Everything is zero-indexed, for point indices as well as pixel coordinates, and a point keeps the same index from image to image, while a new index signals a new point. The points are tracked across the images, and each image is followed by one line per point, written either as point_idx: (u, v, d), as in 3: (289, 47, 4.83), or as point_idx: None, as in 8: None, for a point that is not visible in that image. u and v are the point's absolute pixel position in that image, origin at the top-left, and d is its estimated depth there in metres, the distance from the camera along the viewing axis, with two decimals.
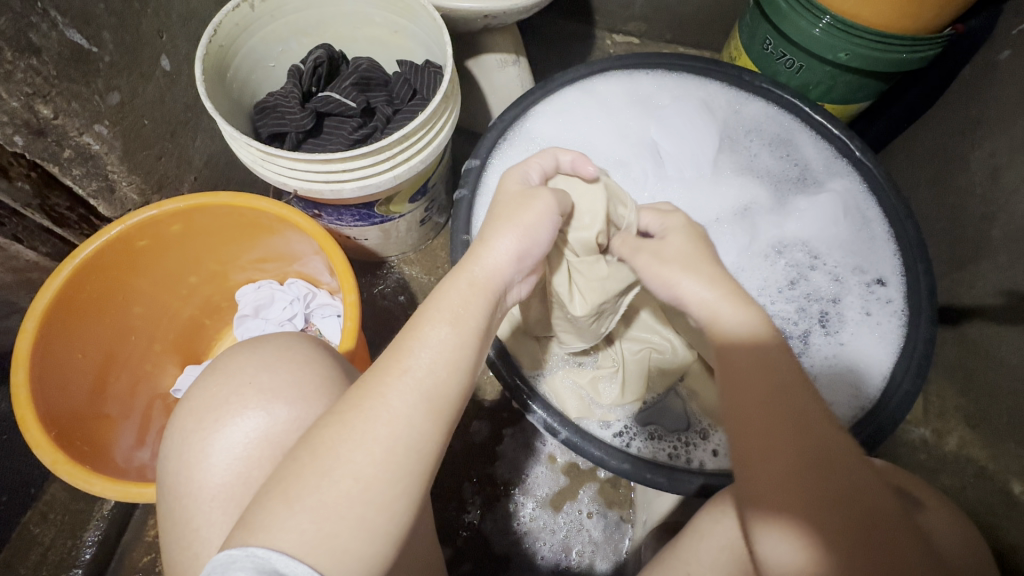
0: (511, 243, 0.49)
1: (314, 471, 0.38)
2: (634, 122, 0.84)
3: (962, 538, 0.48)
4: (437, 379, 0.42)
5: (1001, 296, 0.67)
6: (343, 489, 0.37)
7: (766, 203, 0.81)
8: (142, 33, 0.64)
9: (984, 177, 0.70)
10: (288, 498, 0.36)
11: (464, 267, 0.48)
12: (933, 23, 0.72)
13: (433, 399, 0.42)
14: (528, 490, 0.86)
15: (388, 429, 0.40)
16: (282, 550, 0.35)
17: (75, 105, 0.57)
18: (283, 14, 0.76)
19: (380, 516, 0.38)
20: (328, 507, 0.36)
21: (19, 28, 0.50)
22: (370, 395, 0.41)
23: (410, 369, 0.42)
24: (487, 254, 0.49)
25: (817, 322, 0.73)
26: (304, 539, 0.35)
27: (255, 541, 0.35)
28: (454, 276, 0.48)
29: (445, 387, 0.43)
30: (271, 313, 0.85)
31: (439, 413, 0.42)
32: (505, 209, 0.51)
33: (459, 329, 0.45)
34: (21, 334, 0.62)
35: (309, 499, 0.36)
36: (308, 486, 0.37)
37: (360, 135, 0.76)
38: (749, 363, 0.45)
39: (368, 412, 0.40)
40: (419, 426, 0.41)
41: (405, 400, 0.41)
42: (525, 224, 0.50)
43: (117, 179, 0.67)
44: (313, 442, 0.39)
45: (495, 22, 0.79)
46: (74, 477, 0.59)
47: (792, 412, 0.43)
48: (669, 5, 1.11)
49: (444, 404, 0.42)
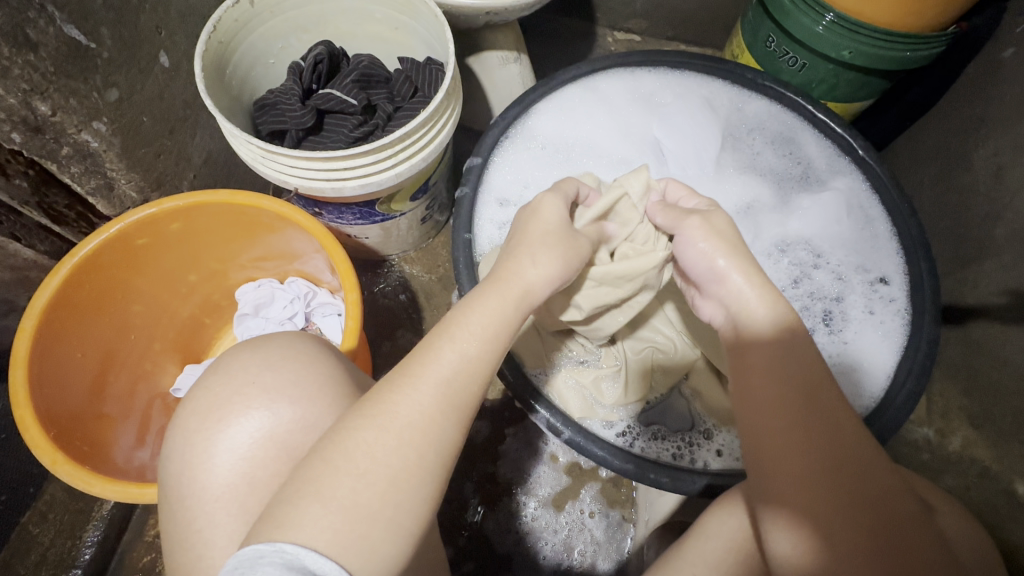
0: (552, 272, 0.48)
1: (346, 474, 0.37)
2: (637, 120, 0.83)
3: (966, 538, 0.47)
4: (457, 384, 0.42)
5: (1005, 296, 0.67)
6: (376, 489, 0.37)
7: (769, 201, 0.80)
8: (140, 29, 0.63)
9: (988, 176, 0.70)
10: (321, 496, 0.36)
11: (493, 272, 0.47)
12: (921, 22, 0.71)
13: (457, 406, 0.41)
14: (531, 490, 0.86)
15: (419, 435, 0.39)
16: (310, 547, 0.34)
17: (73, 101, 0.56)
18: (282, 10, 0.76)
19: (404, 517, 0.38)
20: (360, 507, 0.36)
21: (16, 24, 0.50)
22: (398, 397, 0.40)
23: (436, 371, 0.42)
24: (521, 268, 0.47)
25: (820, 320, 0.73)
26: (336, 537, 0.35)
27: (285, 537, 0.34)
28: (488, 281, 0.46)
29: (468, 393, 0.42)
30: (271, 312, 0.85)
31: (461, 417, 0.42)
32: (556, 238, 0.49)
33: (485, 341, 0.44)
34: (19, 333, 0.61)
35: (341, 497, 0.36)
36: (339, 483, 0.37)
37: (361, 132, 0.76)
38: (769, 365, 0.45)
39: (397, 416, 0.39)
40: (444, 433, 0.40)
41: (435, 405, 0.41)
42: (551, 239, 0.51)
43: (115, 177, 0.66)
44: (339, 443, 0.38)
45: (496, 19, 0.78)
46: (73, 478, 0.58)
47: (825, 419, 0.42)
48: (670, 2, 1.10)
49: (466, 409, 0.42)
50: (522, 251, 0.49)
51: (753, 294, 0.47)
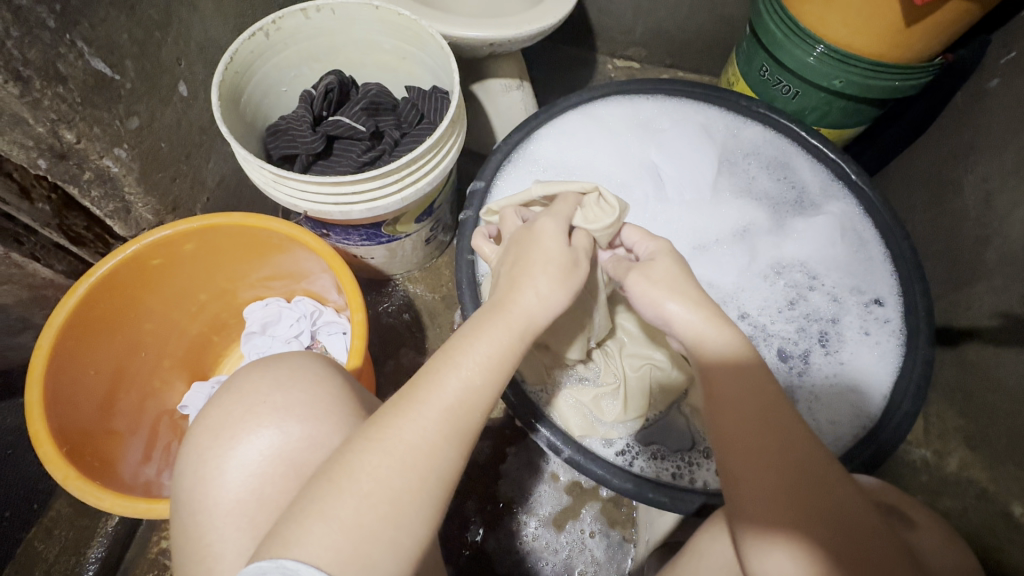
0: (552, 296, 0.49)
1: (350, 495, 0.38)
2: (636, 146, 0.86)
3: (955, 555, 0.49)
4: (461, 409, 0.43)
5: (997, 318, 0.68)
6: (378, 511, 0.38)
7: (765, 225, 0.82)
8: (161, 62, 0.66)
9: (978, 202, 0.72)
10: (324, 514, 0.37)
11: (504, 312, 0.47)
12: (906, 55, 0.75)
13: (458, 427, 0.43)
14: (531, 509, 0.87)
15: (421, 459, 0.41)
16: (311, 563, 0.36)
17: (97, 129, 0.59)
18: (295, 41, 0.79)
19: (406, 538, 0.39)
20: (360, 523, 0.38)
21: (48, 59, 0.53)
22: (404, 422, 0.41)
23: (438, 393, 0.43)
24: (521, 295, 0.48)
25: (817, 341, 0.75)
26: (341, 555, 0.36)
27: (286, 553, 0.36)
28: (493, 320, 0.47)
29: (471, 421, 0.43)
30: (278, 330, 0.87)
31: (465, 444, 0.43)
32: (552, 261, 0.50)
33: (487, 364, 0.45)
34: (36, 350, 0.63)
35: (345, 516, 0.38)
36: (344, 503, 0.38)
37: (368, 157, 0.78)
38: (738, 387, 0.46)
39: (402, 441, 0.41)
40: (446, 458, 0.42)
41: (438, 429, 0.42)
42: (560, 274, 0.50)
43: (133, 200, 0.69)
44: (346, 464, 0.40)
45: (499, 49, 0.82)
46: (84, 493, 0.60)
47: (801, 440, 0.43)
48: (667, 31, 1.14)
49: (469, 437, 0.43)
50: (521, 274, 0.49)
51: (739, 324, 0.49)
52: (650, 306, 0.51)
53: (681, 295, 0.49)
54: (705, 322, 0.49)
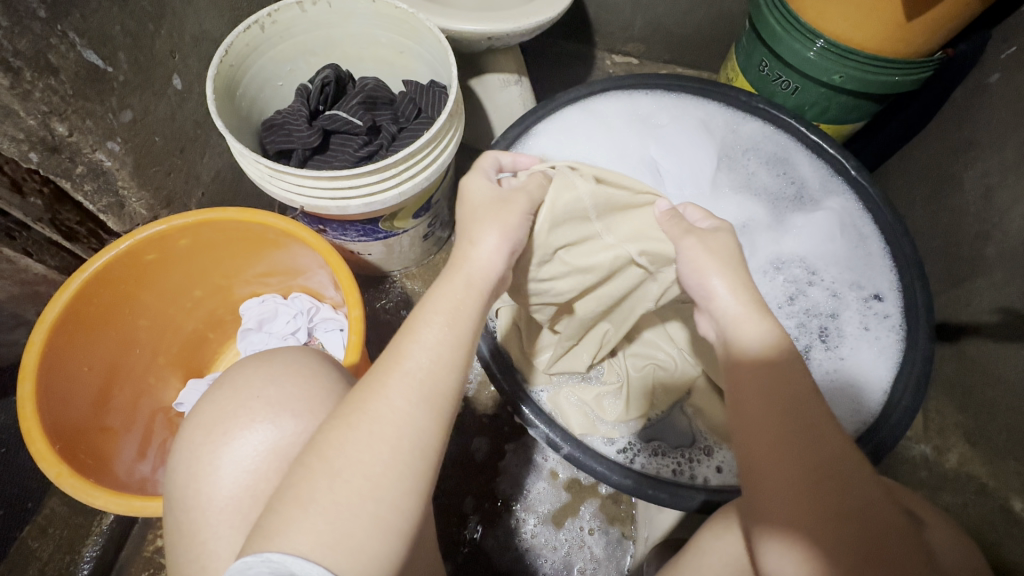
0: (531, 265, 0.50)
1: (323, 476, 0.38)
2: (635, 141, 0.85)
3: (957, 552, 0.49)
4: (434, 380, 0.42)
5: (997, 314, 0.68)
6: (352, 487, 0.38)
7: (764, 220, 0.82)
8: (155, 54, 0.65)
9: (978, 197, 0.72)
10: (301, 502, 0.37)
11: (459, 266, 0.47)
12: (908, 49, 0.74)
13: (431, 399, 0.42)
14: (530, 506, 0.86)
15: (394, 432, 0.40)
16: (297, 554, 0.35)
17: (89, 122, 0.59)
18: (291, 35, 0.78)
19: (394, 516, 0.38)
20: (338, 506, 0.37)
21: (38, 49, 0.52)
22: (372, 398, 0.41)
23: (403, 369, 0.42)
24: (473, 251, 0.48)
25: (817, 337, 0.74)
26: (320, 538, 0.36)
27: (269, 547, 0.35)
28: (450, 277, 0.47)
29: (439, 386, 0.42)
30: (274, 327, 0.86)
31: (438, 410, 0.42)
32: (485, 209, 0.49)
33: (449, 327, 0.45)
34: (28, 347, 0.62)
35: (320, 499, 0.37)
36: (318, 485, 0.37)
37: (365, 153, 0.78)
38: (746, 381, 0.46)
39: (369, 413, 0.40)
40: (421, 426, 0.41)
41: (406, 399, 0.41)
42: (507, 225, 0.48)
43: (127, 195, 0.68)
44: (318, 446, 0.39)
45: (498, 43, 0.81)
46: (78, 491, 0.59)
47: (802, 424, 0.43)
48: (666, 26, 1.13)
49: (443, 401, 0.42)
50: (464, 229, 0.49)
51: (761, 314, 0.48)
52: (694, 274, 0.50)
53: (726, 273, 0.49)
54: (747, 311, 0.48)
